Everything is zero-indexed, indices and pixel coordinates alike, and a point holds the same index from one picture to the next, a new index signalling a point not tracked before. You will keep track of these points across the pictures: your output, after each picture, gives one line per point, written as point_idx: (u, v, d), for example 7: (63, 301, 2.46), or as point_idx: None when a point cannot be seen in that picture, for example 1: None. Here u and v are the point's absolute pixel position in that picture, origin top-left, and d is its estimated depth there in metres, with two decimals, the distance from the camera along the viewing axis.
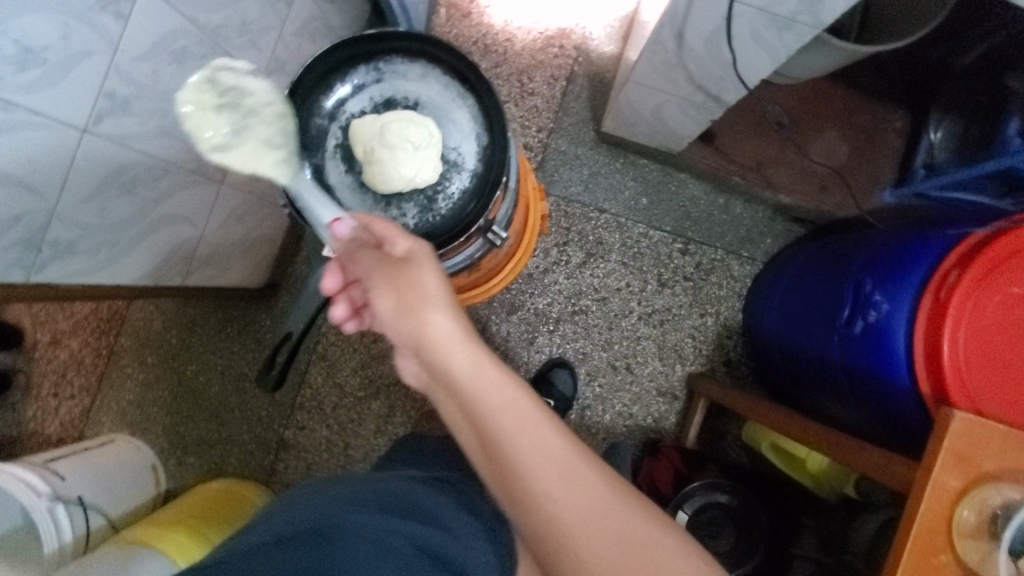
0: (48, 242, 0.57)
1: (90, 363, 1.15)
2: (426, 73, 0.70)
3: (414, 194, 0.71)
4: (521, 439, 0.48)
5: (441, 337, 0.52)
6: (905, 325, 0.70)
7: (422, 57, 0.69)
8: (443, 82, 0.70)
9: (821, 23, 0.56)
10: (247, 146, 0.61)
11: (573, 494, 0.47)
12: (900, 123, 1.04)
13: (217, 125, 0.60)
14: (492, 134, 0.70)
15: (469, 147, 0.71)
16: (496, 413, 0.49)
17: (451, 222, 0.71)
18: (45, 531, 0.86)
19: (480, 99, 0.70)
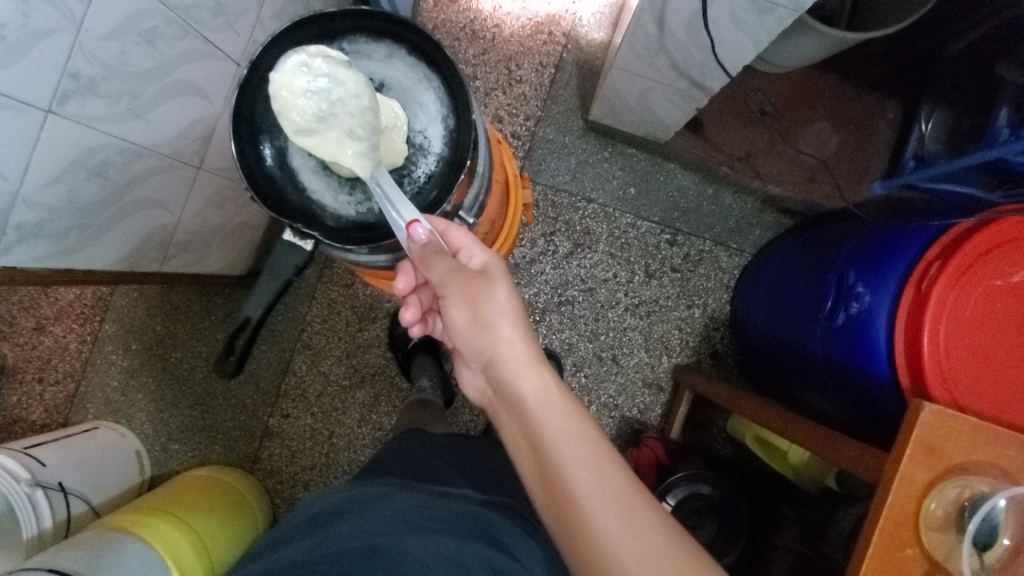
0: (14, 225, 0.56)
1: (74, 349, 1.15)
2: (391, 53, 0.67)
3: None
4: (573, 448, 0.51)
5: (511, 354, 0.56)
6: (887, 317, 0.70)
7: (388, 38, 0.67)
8: (408, 64, 0.68)
9: (800, 6, 0.55)
10: (330, 135, 0.58)
11: (612, 509, 0.49)
12: (892, 113, 1.03)
13: (304, 110, 0.56)
14: (459, 117, 0.68)
15: (435, 130, 0.69)
16: (555, 420, 0.53)
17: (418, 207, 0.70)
18: (22, 514, 0.87)
19: (447, 81, 0.68)
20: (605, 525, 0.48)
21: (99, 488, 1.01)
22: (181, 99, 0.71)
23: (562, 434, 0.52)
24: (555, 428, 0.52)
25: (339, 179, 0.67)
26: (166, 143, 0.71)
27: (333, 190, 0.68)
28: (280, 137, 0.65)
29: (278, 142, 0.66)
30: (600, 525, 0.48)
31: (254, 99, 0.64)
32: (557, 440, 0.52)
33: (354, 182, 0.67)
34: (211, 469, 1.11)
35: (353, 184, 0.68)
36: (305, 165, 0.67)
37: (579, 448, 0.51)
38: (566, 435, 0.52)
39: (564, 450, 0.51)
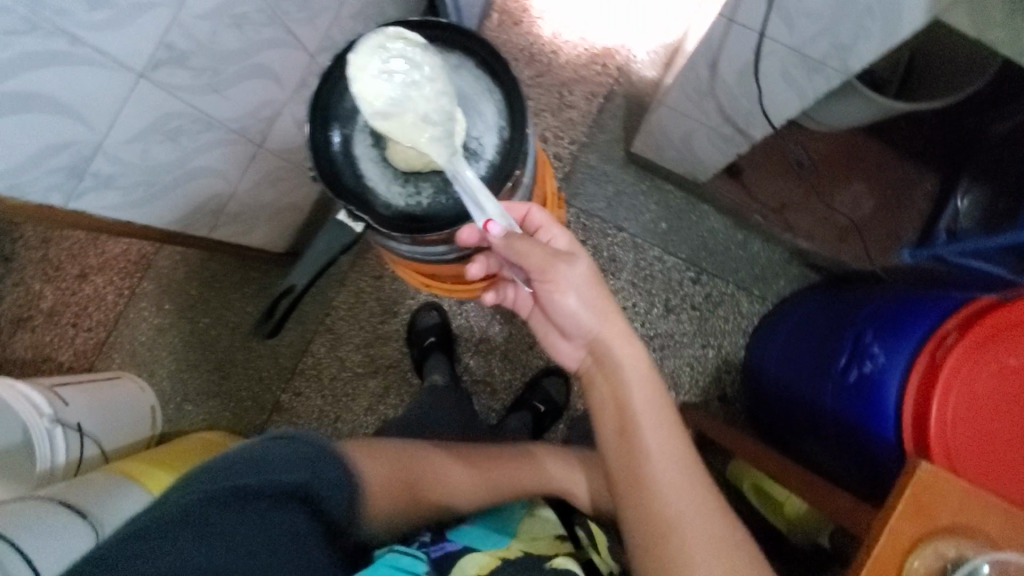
0: (92, 173, 0.60)
1: (111, 300, 1.21)
2: (459, 63, 0.69)
3: (431, 176, 0.70)
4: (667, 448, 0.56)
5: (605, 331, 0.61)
6: (898, 381, 0.71)
7: (458, 47, 0.69)
8: (473, 75, 0.69)
9: (848, 69, 0.57)
10: (406, 119, 0.60)
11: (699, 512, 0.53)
12: (930, 185, 1.04)
13: (380, 92, 0.59)
14: (514, 129, 0.69)
15: (490, 138, 0.69)
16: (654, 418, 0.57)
17: (460, 211, 0.69)
18: (41, 448, 0.89)
19: (508, 94, 0.69)
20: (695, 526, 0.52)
21: (112, 436, 1.04)
22: (255, 81, 0.76)
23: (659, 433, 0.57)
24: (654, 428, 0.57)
25: (394, 171, 0.70)
26: (235, 119, 0.76)
27: (387, 182, 0.70)
28: (346, 128, 0.69)
29: (344, 131, 0.70)
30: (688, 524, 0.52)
31: (328, 89, 0.68)
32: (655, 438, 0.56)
33: (409, 175, 0.70)
34: (208, 433, 1.13)
35: (406, 178, 0.70)
36: (364, 155, 0.70)
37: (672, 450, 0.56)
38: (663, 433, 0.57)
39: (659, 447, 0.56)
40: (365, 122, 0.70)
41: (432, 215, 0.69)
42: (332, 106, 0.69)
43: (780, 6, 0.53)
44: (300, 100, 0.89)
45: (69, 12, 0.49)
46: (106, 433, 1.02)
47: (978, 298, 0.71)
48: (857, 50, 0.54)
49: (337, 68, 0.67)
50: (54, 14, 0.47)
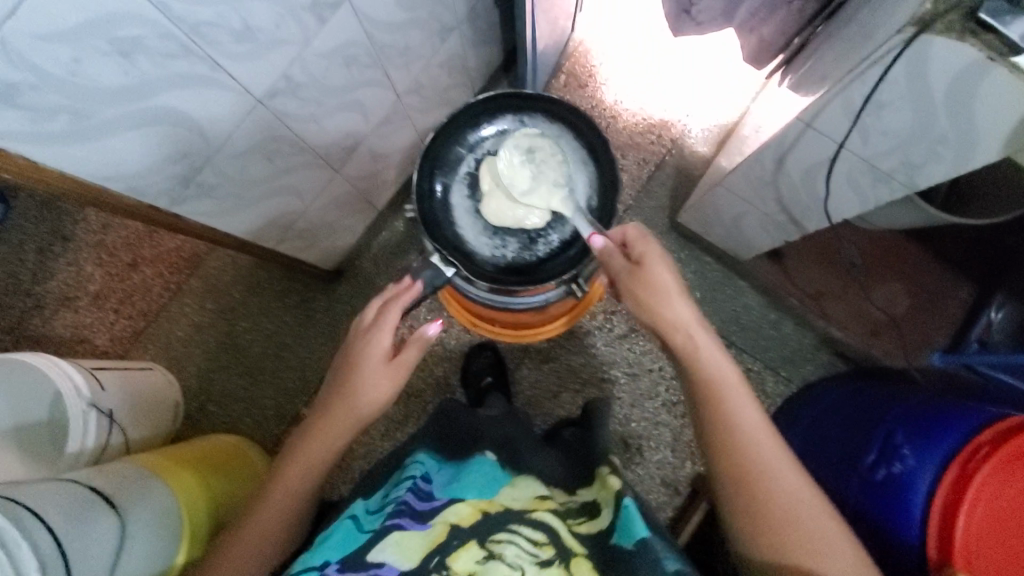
0: (196, 181, 0.65)
1: (156, 292, 1.24)
2: (560, 135, 0.75)
3: (519, 232, 0.76)
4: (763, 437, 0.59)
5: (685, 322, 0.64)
6: (927, 487, 0.71)
7: (561, 121, 0.75)
8: (573, 147, 0.75)
9: (915, 185, 0.61)
10: (542, 190, 0.72)
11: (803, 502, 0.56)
12: (965, 296, 1.05)
13: (522, 175, 0.71)
14: (601, 202, 0.74)
15: (579, 206, 0.75)
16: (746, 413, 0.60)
17: (542, 267, 0.76)
18: (72, 429, 0.88)
19: (601, 170, 0.75)
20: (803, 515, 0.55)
21: (137, 427, 1.02)
22: (347, 114, 0.82)
23: (754, 427, 0.60)
24: (752, 424, 0.60)
25: (485, 224, 0.76)
26: (322, 145, 0.82)
27: (477, 232, 0.76)
28: (448, 178, 0.76)
29: (446, 181, 0.76)
30: (796, 512, 0.55)
31: (439, 141, 0.75)
32: (753, 433, 0.59)
33: (498, 229, 0.76)
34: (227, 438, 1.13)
35: (496, 231, 0.76)
36: (460, 206, 0.76)
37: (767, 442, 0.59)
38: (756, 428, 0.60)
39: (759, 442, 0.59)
40: (466, 176, 0.76)
41: (515, 269, 0.76)
42: (441, 156, 0.75)
43: (861, 123, 0.57)
44: (378, 134, 0.94)
45: (217, 42, 0.53)
46: (132, 423, 1.01)
47: (1013, 414, 0.72)
48: (925, 169, 0.58)
49: (451, 127, 0.74)
50: (208, 44, 0.53)
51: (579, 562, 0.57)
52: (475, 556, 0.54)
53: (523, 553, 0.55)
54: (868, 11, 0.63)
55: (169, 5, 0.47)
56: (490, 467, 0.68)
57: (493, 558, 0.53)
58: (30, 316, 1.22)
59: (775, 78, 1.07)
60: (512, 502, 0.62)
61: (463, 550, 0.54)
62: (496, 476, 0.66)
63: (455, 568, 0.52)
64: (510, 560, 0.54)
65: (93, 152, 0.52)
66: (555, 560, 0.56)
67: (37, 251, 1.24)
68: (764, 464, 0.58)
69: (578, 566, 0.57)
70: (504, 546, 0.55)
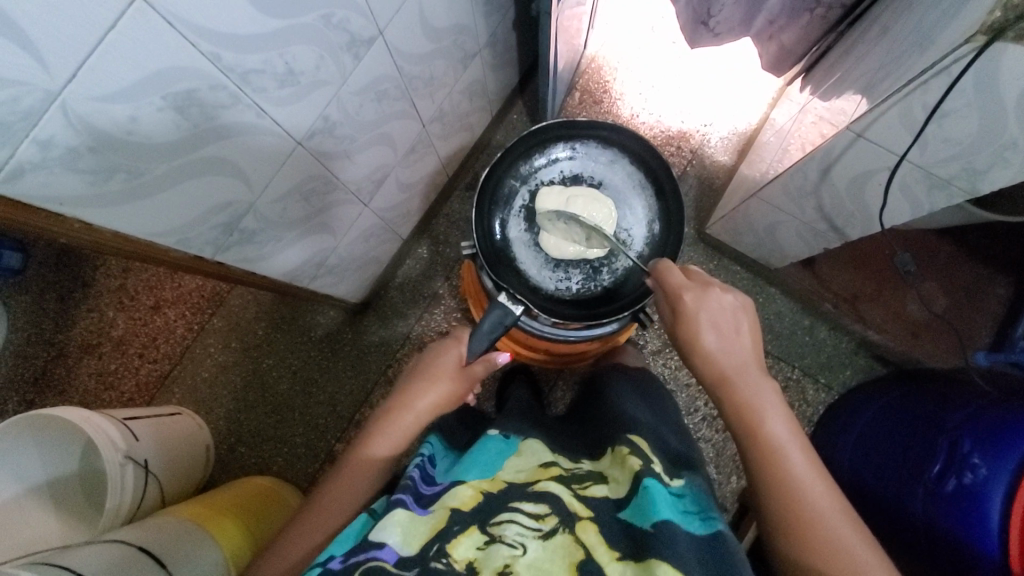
0: (239, 228, 0.64)
1: (180, 333, 1.20)
2: (614, 160, 0.76)
3: (582, 262, 0.76)
4: (798, 458, 0.53)
5: (727, 353, 0.59)
6: (1003, 495, 0.70)
7: (614, 146, 0.76)
8: (628, 171, 0.77)
9: (976, 191, 0.60)
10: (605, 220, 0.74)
11: (845, 534, 0.48)
12: (1003, 290, 1.01)
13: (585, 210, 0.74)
14: (665, 225, 0.75)
15: (640, 230, 0.76)
16: (777, 429, 0.54)
17: (610, 295, 0.76)
18: (111, 484, 0.82)
19: (659, 191, 0.76)
20: (842, 550, 0.48)
21: (170, 476, 0.97)
22: (378, 148, 0.81)
23: (787, 445, 0.53)
24: (783, 440, 0.54)
25: (545, 257, 0.76)
26: (354, 180, 0.80)
27: (539, 266, 0.76)
28: (504, 213, 0.76)
29: (502, 217, 0.76)
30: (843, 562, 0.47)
31: (493, 174, 0.75)
32: (785, 451, 0.53)
33: (559, 261, 0.76)
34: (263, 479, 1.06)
35: (559, 263, 0.76)
36: (519, 240, 0.76)
37: (806, 465, 0.53)
38: (789, 446, 0.53)
39: (793, 462, 0.52)
40: (521, 209, 0.77)
41: (584, 301, 0.76)
42: (493, 190, 0.76)
43: (924, 135, 0.57)
44: (405, 165, 0.93)
45: (261, 89, 0.53)
46: (166, 472, 0.96)
47: None
48: (989, 174, 0.57)
49: (505, 161, 0.75)
50: (254, 92, 0.52)
51: (586, 525, 0.44)
52: (477, 541, 0.41)
53: (526, 529, 0.42)
54: (911, 17, 0.62)
55: (219, 55, 0.46)
56: (499, 444, 0.57)
57: (496, 540, 0.41)
58: (52, 366, 1.17)
59: (796, 84, 1.07)
60: (513, 475, 0.50)
61: (464, 535, 0.41)
62: (500, 451, 0.55)
63: (455, 556, 0.40)
64: (512, 539, 0.41)
65: (146, 209, 0.51)
66: (560, 529, 0.43)
67: (54, 299, 1.19)
68: (795, 487, 0.51)
69: (584, 531, 0.43)
70: (505, 526, 0.42)
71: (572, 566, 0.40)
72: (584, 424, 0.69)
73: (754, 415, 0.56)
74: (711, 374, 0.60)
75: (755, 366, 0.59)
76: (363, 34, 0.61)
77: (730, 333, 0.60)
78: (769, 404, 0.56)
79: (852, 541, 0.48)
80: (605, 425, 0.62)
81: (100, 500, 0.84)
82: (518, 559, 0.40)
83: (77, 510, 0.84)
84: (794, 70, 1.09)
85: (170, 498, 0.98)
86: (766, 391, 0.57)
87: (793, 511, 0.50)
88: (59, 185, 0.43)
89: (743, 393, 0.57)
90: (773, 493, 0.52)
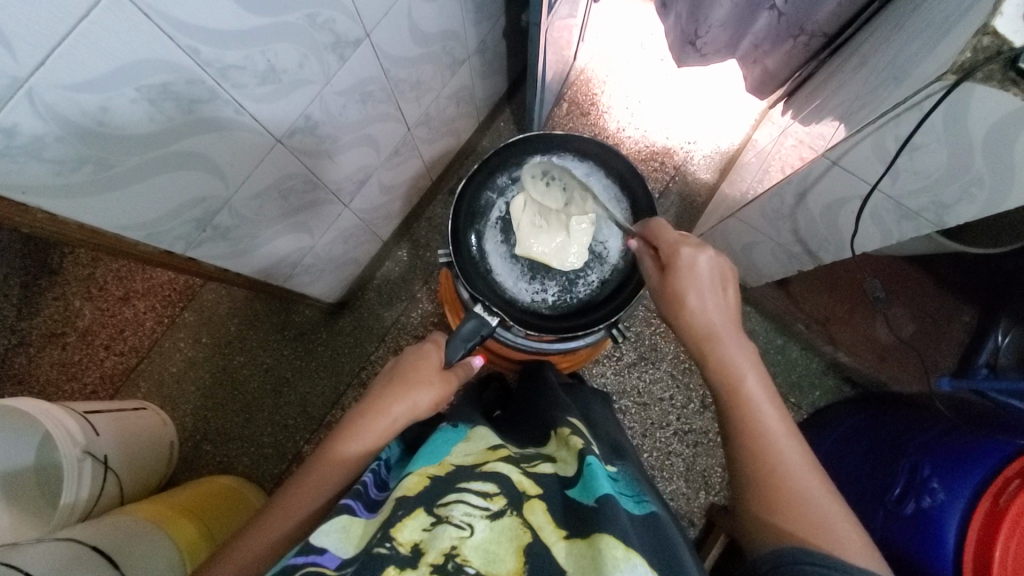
0: (212, 224, 0.63)
1: (149, 326, 1.17)
2: (591, 173, 0.77)
3: (558, 274, 0.76)
4: (773, 416, 0.54)
5: (710, 314, 0.59)
6: (957, 519, 0.72)
7: (592, 160, 0.77)
8: (605, 184, 0.77)
9: (942, 223, 0.62)
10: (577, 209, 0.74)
11: (809, 486, 0.49)
12: (969, 318, 0.99)
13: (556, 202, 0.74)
14: None
15: (615, 243, 0.77)
16: (753, 388, 0.55)
17: (586, 307, 0.76)
18: (67, 480, 0.79)
19: (636, 205, 0.76)
20: (807, 496, 0.48)
21: (130, 473, 0.94)
22: (360, 149, 0.80)
23: (764, 405, 0.54)
24: (759, 401, 0.54)
25: (521, 268, 0.76)
26: (334, 180, 0.80)
27: (515, 276, 0.76)
28: (480, 225, 0.76)
29: (478, 228, 0.76)
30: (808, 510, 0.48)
31: (471, 184, 0.76)
32: (761, 409, 0.54)
33: (535, 273, 0.76)
34: (226, 478, 1.04)
35: (535, 274, 0.76)
36: (495, 251, 0.76)
37: (780, 421, 0.53)
38: (766, 407, 0.54)
39: (767, 420, 0.53)
40: (497, 221, 0.77)
41: (559, 313, 0.76)
42: (471, 200, 0.76)
43: (894, 166, 0.59)
44: (388, 167, 0.93)
45: (241, 85, 0.52)
46: (126, 469, 0.93)
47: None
48: (955, 209, 0.59)
49: (483, 172, 0.76)
50: (232, 87, 0.51)
51: (533, 506, 0.44)
52: (423, 523, 0.40)
53: (474, 509, 0.41)
54: (888, 52, 0.64)
55: (198, 49, 0.45)
56: (449, 433, 0.57)
57: (443, 521, 0.40)
58: (11, 354, 1.13)
59: (778, 107, 1.09)
60: (461, 458, 0.50)
61: (409, 519, 0.40)
62: (448, 438, 0.56)
63: (400, 539, 0.38)
64: (459, 520, 0.40)
65: (116, 200, 0.50)
66: (508, 510, 0.42)
67: (18, 285, 1.15)
68: (766, 441, 0.52)
69: (533, 512, 0.43)
70: (453, 507, 0.41)
71: (519, 549, 0.40)
72: (522, 412, 0.72)
73: (732, 373, 0.56)
74: (695, 338, 0.59)
75: (735, 324, 0.59)
76: (348, 36, 0.60)
77: (714, 291, 0.59)
78: (748, 366, 0.56)
79: (819, 490, 0.49)
80: (541, 413, 0.65)
81: (55, 495, 0.81)
82: (466, 541, 0.39)
83: (27, 505, 0.81)
84: (777, 94, 1.11)
85: (129, 496, 0.94)
86: (743, 350, 0.57)
87: (766, 464, 0.51)
88: (23, 172, 0.41)
89: (723, 352, 0.57)
90: (745, 448, 0.52)
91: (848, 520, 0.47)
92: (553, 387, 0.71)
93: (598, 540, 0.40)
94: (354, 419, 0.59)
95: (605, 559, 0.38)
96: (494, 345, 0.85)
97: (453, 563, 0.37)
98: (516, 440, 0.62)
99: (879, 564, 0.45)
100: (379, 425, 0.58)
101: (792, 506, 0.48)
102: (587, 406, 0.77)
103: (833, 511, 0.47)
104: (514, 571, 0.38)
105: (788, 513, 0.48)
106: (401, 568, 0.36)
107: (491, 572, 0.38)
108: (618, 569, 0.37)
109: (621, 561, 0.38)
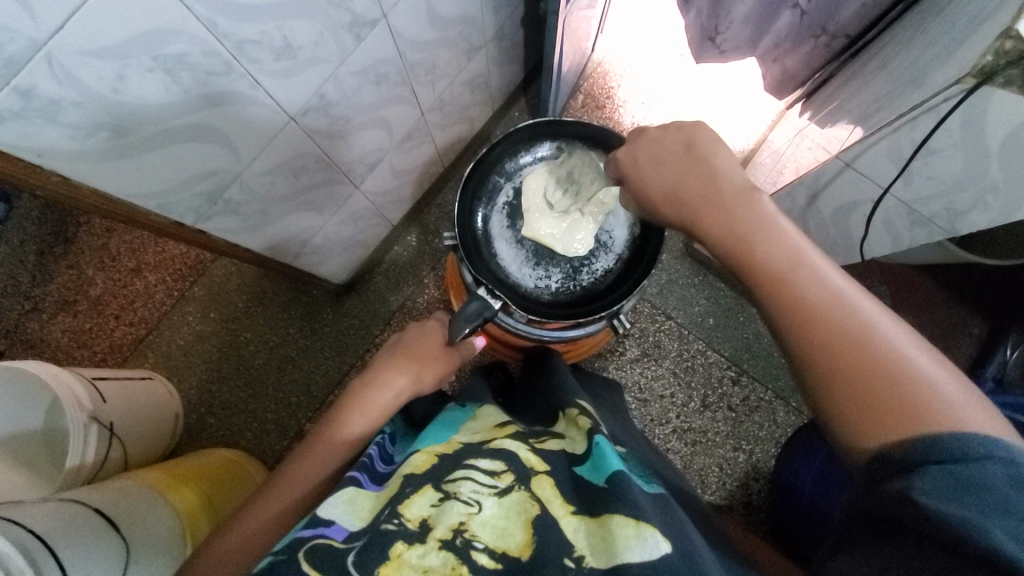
0: (223, 198, 0.64)
1: (159, 299, 1.19)
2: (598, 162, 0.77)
3: (562, 261, 0.77)
4: (808, 273, 0.45)
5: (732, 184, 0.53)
6: None
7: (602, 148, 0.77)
8: None
9: (955, 231, 0.64)
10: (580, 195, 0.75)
11: (876, 338, 0.41)
12: (978, 329, 0.97)
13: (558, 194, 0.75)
14: (646, 229, 0.76)
15: (620, 233, 0.77)
16: (775, 249, 0.47)
17: (591, 296, 0.77)
18: (73, 444, 0.80)
19: None
20: (872, 353, 0.40)
21: (135, 440, 0.95)
22: (373, 131, 0.81)
23: (794, 262, 0.46)
24: (788, 261, 0.46)
25: (526, 254, 0.77)
26: (347, 160, 0.80)
27: (519, 262, 0.77)
28: (487, 208, 0.77)
29: (484, 211, 0.77)
30: (884, 366, 0.40)
31: (480, 168, 0.77)
32: (794, 267, 0.46)
33: (539, 260, 0.77)
34: (226, 450, 1.05)
35: (540, 260, 0.77)
36: (500, 236, 0.77)
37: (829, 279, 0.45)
38: (796, 263, 0.46)
39: (811, 294, 0.44)
40: (504, 206, 0.78)
41: (562, 299, 0.76)
42: (478, 185, 0.77)
43: (909, 170, 0.61)
44: (400, 150, 0.93)
45: (257, 60, 0.52)
46: (131, 436, 0.94)
47: None
48: (969, 216, 0.60)
49: (493, 155, 0.76)
50: (248, 61, 0.51)
51: (541, 480, 0.44)
52: (431, 500, 0.40)
53: (481, 486, 0.42)
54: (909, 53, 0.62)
55: (215, 22, 0.45)
56: (456, 413, 0.58)
57: (451, 497, 0.40)
58: (24, 320, 1.15)
59: (794, 109, 1.05)
60: (468, 436, 0.51)
61: (418, 496, 0.41)
62: (456, 418, 0.56)
63: (408, 515, 0.39)
64: (467, 496, 0.40)
65: (129, 167, 0.51)
66: (516, 486, 0.43)
67: (33, 252, 1.17)
68: (812, 309, 0.43)
69: (541, 487, 0.44)
70: (460, 484, 0.42)
71: (528, 523, 0.40)
72: (528, 396, 0.72)
73: (779, 268, 0.46)
74: (707, 219, 0.53)
75: (776, 214, 0.50)
76: (365, 16, 0.60)
77: (725, 198, 0.52)
78: (767, 224, 0.49)
79: (926, 361, 0.40)
80: (547, 397, 0.65)
81: (60, 458, 0.82)
82: (474, 517, 0.39)
83: (31, 467, 0.82)
84: (794, 95, 1.03)
85: (133, 463, 0.96)
86: (775, 223, 0.49)
87: (820, 335, 0.42)
88: (39, 136, 0.42)
89: (758, 248, 0.48)
90: (801, 347, 0.43)
91: (963, 392, 0.38)
92: (562, 370, 0.71)
93: (608, 520, 0.40)
94: (357, 395, 0.60)
95: (616, 540, 0.38)
96: (498, 331, 0.86)
97: (461, 538, 0.38)
98: (521, 422, 0.62)
99: (981, 414, 0.37)
100: (383, 398, 0.60)
101: (885, 394, 0.39)
102: (592, 392, 0.78)
103: (915, 357, 0.40)
104: (523, 545, 0.39)
105: (877, 405, 0.39)
106: (409, 543, 0.37)
107: (500, 546, 0.38)
108: (628, 549, 0.37)
109: (631, 539, 0.38)
